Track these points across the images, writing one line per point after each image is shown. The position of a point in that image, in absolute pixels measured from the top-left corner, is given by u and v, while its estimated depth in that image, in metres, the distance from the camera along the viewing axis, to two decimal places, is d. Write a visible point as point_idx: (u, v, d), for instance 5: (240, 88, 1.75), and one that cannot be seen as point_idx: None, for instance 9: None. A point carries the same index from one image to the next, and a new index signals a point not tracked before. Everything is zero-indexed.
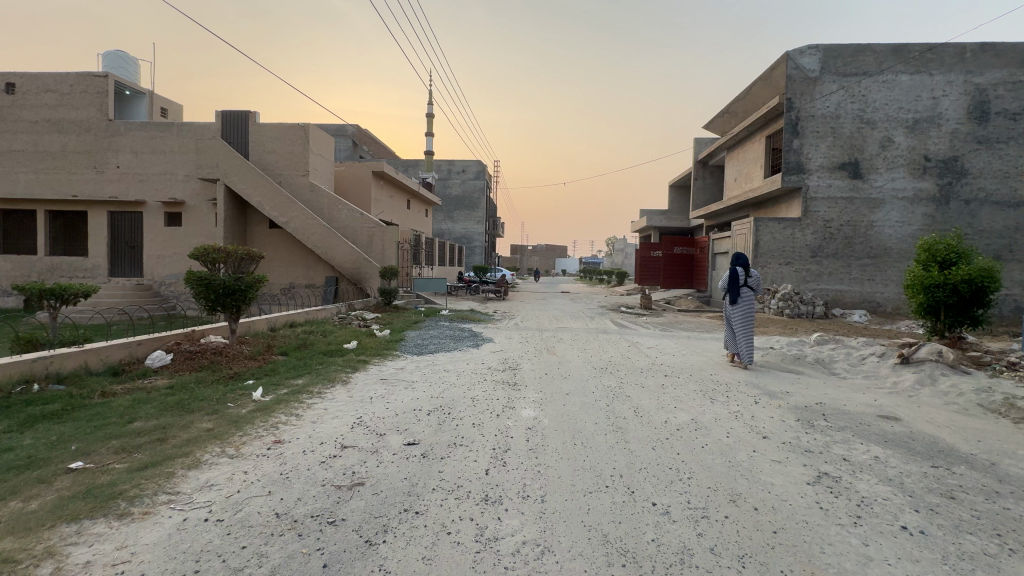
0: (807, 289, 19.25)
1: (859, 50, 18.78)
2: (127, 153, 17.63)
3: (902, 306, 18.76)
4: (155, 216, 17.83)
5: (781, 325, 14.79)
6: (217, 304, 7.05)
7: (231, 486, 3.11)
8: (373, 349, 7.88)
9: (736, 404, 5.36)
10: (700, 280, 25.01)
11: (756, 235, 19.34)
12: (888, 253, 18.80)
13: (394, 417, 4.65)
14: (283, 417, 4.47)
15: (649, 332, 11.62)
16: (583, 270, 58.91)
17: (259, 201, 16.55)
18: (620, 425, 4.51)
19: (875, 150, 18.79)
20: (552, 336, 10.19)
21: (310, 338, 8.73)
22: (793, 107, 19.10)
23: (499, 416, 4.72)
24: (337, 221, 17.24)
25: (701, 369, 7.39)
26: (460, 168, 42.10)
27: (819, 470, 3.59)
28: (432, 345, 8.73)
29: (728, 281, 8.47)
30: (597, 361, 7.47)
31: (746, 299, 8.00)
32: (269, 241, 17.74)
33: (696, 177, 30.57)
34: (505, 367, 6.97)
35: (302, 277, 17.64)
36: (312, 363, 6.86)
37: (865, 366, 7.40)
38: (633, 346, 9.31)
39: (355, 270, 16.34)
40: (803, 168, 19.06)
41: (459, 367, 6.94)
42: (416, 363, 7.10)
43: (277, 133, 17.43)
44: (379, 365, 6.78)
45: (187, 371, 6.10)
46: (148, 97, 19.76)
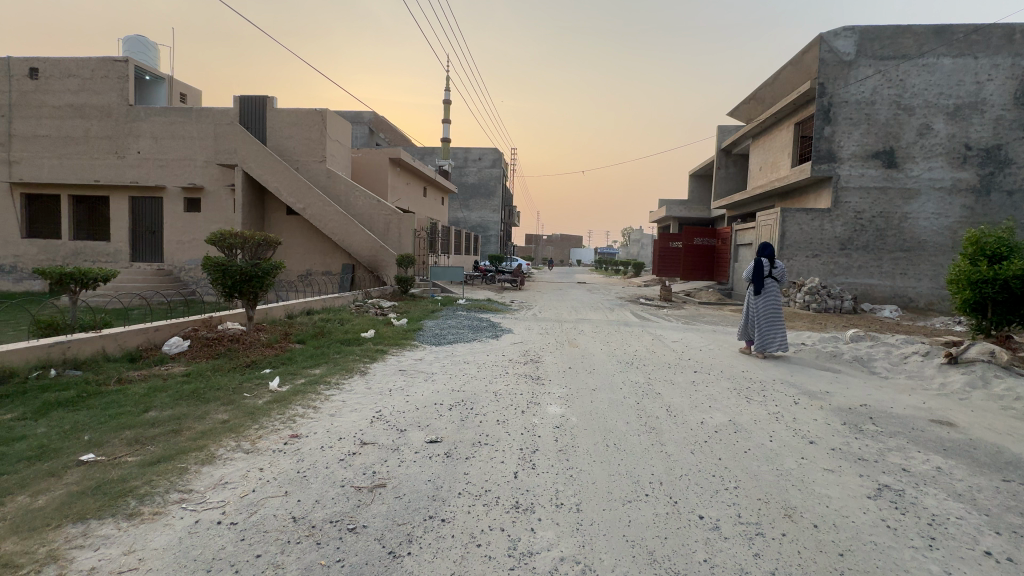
0: (834, 283, 18.60)
1: (898, 32, 17.82)
2: (147, 138, 17.69)
3: (935, 301, 18.03)
4: (174, 202, 17.91)
5: (809, 320, 14.30)
6: (234, 290, 6.93)
7: (246, 485, 2.93)
8: (391, 338, 7.71)
9: (775, 404, 5.04)
10: (722, 272, 24.41)
11: (782, 226, 18.69)
12: (922, 246, 18.01)
13: (414, 411, 4.44)
14: (300, 409, 4.29)
15: (672, 325, 11.26)
16: (600, 260, 58.25)
17: (277, 188, 16.48)
18: (654, 426, 4.24)
19: (912, 138, 17.91)
20: (573, 328, 9.91)
21: (327, 326, 8.60)
22: (825, 93, 18.28)
23: (524, 412, 4.48)
24: (354, 208, 17.11)
25: (731, 365, 7.06)
26: (476, 156, 41.64)
27: (879, 481, 3.28)
28: (450, 335, 8.54)
29: (752, 272, 8.22)
30: (622, 355, 7.19)
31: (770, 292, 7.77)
32: (286, 228, 17.70)
33: (719, 166, 29.73)
34: (527, 360, 6.72)
35: (318, 264, 17.60)
36: (330, 352, 6.70)
37: (907, 366, 6.99)
38: (657, 340, 8.99)
39: (372, 257, 16.23)
40: (834, 157, 18.28)
41: (480, 359, 6.72)
42: (436, 353, 6.91)
43: (294, 118, 17.29)
44: (398, 356, 6.60)
45: (204, 359, 5.98)
46: (167, 82, 19.78)
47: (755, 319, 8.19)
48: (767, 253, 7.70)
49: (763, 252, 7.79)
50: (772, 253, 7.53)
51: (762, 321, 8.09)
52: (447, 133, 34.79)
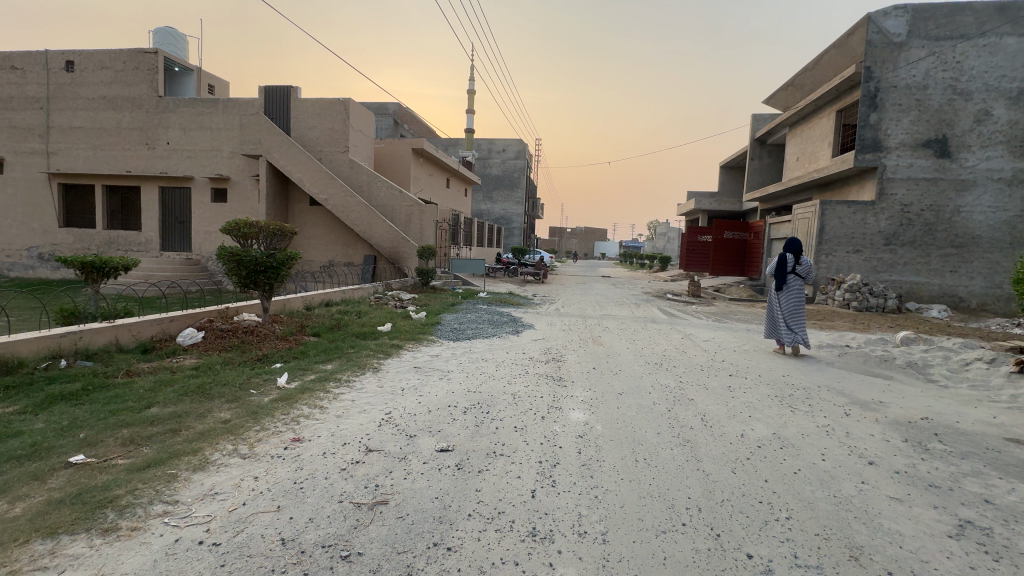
0: (876, 280, 17.55)
1: (956, 9, 16.50)
2: (176, 129, 17.93)
3: (989, 301, 16.82)
4: (202, 192, 18.16)
5: (850, 319, 13.46)
6: (249, 281, 6.78)
7: (237, 497, 2.68)
8: (407, 333, 7.46)
9: (823, 416, 4.54)
10: (753, 267, 23.43)
11: (821, 219, 17.70)
12: (976, 242, 16.77)
13: (426, 413, 4.14)
14: (306, 409, 4.04)
15: (702, 323, 10.70)
16: (624, 254, 57.19)
17: (300, 178, 16.47)
18: (688, 437, 3.82)
19: (968, 126, 16.64)
20: (597, 325, 9.48)
21: (344, 319, 8.42)
22: (872, 77, 17.11)
23: (544, 418, 4.13)
24: (376, 199, 16.98)
25: (769, 368, 6.55)
26: (500, 147, 41.17)
27: (959, 516, 2.79)
28: (469, 329, 8.25)
29: (776, 269, 8.55)
30: (650, 356, 6.76)
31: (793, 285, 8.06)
32: (309, 219, 17.72)
33: (752, 156, 28.52)
34: (548, 358, 6.36)
35: (341, 255, 17.58)
36: (343, 346, 6.48)
37: (969, 374, 6.33)
38: (687, 339, 8.50)
39: (393, 249, 16.08)
40: (880, 146, 17.15)
41: (499, 356, 6.39)
42: (454, 349, 6.63)
43: (317, 108, 17.22)
44: (413, 351, 6.33)
45: (216, 352, 5.83)
46: (196, 74, 20.02)
47: (778, 313, 8.40)
48: (791, 249, 8.08)
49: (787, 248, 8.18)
50: (796, 247, 7.92)
51: (785, 315, 8.29)
52: (471, 123, 34.44)
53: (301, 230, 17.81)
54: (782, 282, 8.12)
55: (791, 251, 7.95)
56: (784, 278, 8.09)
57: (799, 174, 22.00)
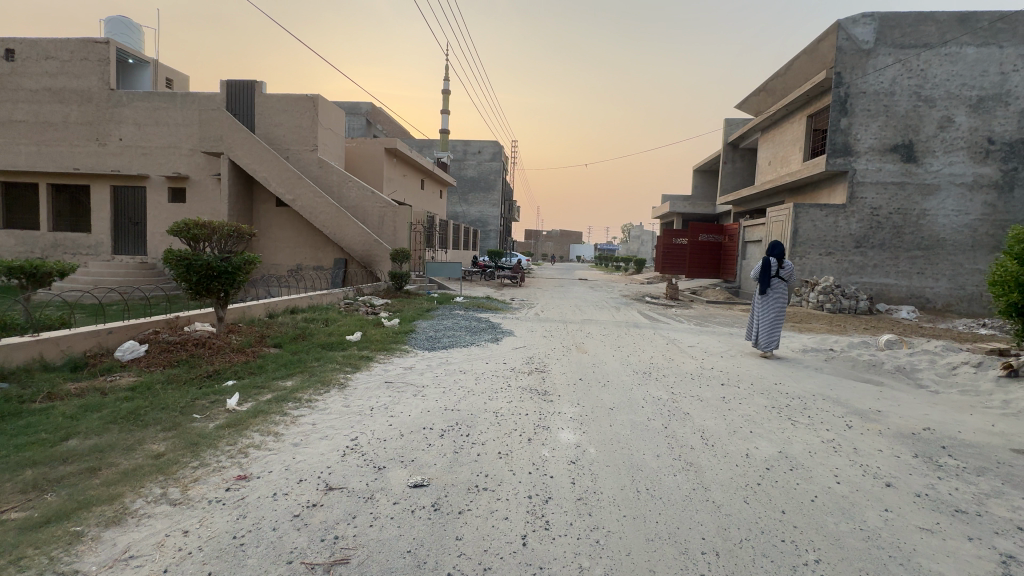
0: (848, 282, 17.84)
1: (920, 19, 16.99)
2: (130, 125, 16.80)
3: (954, 302, 17.30)
4: (158, 192, 17.06)
5: (827, 321, 13.55)
6: (200, 287, 6.13)
7: (159, 561, 2.15)
8: (378, 342, 6.91)
9: (826, 429, 4.26)
10: (729, 270, 23.63)
11: (795, 222, 17.91)
12: (941, 245, 17.25)
13: (398, 438, 3.66)
14: (257, 437, 3.50)
15: (685, 327, 10.49)
16: (600, 256, 57.51)
17: (265, 177, 15.61)
18: (690, 460, 3.46)
19: (932, 132, 17.12)
20: (579, 330, 9.14)
21: (310, 327, 7.80)
22: (842, 83, 17.45)
23: (531, 441, 3.71)
24: (347, 201, 16.28)
25: (760, 375, 6.32)
26: (476, 149, 40.70)
27: (999, 549, 2.50)
28: (445, 337, 7.76)
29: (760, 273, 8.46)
30: (638, 364, 6.43)
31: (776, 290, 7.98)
32: (275, 221, 16.85)
33: (725, 160, 28.91)
34: (531, 369, 5.93)
35: (309, 259, 16.78)
36: (307, 359, 5.91)
37: (958, 379, 6.21)
38: (672, 344, 8.23)
39: (365, 252, 15.42)
40: (850, 150, 17.48)
41: (478, 368, 5.93)
42: (429, 361, 6.14)
43: (284, 105, 16.42)
44: (384, 364, 5.82)
45: (159, 368, 5.18)
46: (152, 67, 18.87)
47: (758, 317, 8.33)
48: (776, 252, 7.98)
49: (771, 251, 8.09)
50: (780, 251, 7.81)
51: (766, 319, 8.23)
52: (446, 124, 33.89)
53: (267, 232, 16.92)
54: (765, 286, 8.03)
55: (775, 255, 7.83)
56: (768, 282, 7.99)
57: (772, 177, 22.33)
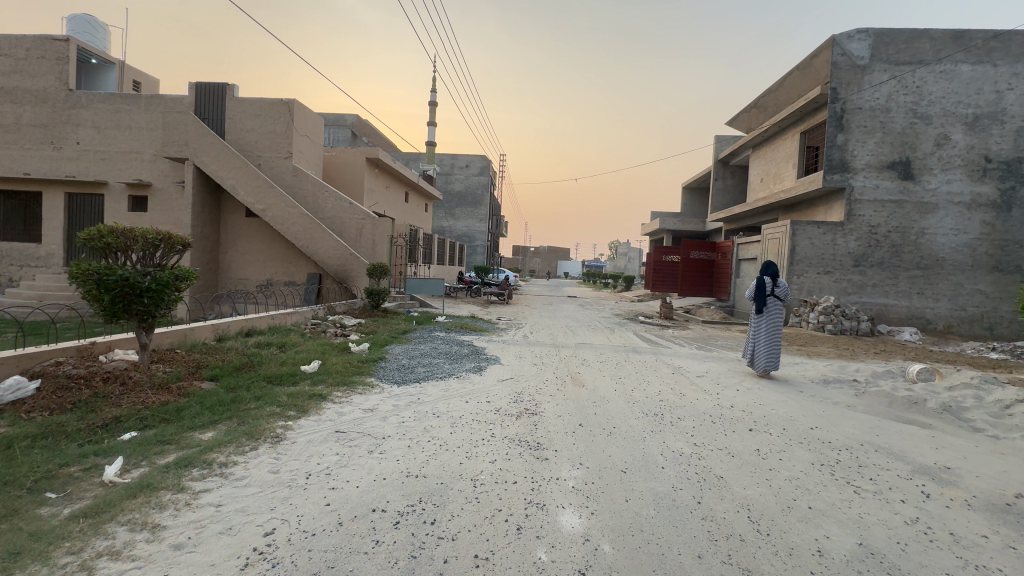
0: (847, 302, 17.19)
1: (914, 36, 16.78)
2: (89, 128, 15.61)
3: (955, 323, 16.74)
4: (118, 200, 15.79)
5: (833, 344, 12.77)
6: (114, 308, 4.98)
7: None
8: (336, 374, 5.78)
9: (902, 502, 3.30)
10: (722, 288, 22.97)
11: (792, 239, 17.30)
12: (941, 264, 16.74)
13: (335, 530, 2.59)
14: (119, 538, 2.39)
15: (688, 352, 9.57)
16: (588, 274, 56.84)
17: (233, 185, 14.49)
18: (748, 565, 2.44)
19: (929, 149, 16.77)
20: (573, 357, 8.13)
21: (261, 354, 6.67)
22: (838, 98, 17.09)
23: (522, 531, 2.67)
24: (323, 212, 15.21)
25: (788, 414, 5.39)
26: (464, 163, 40.05)
27: None
28: (420, 366, 6.70)
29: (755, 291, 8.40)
30: (645, 402, 5.45)
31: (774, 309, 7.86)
32: (245, 232, 15.65)
33: (716, 177, 28.60)
34: (520, 411, 4.89)
35: (281, 273, 15.58)
36: (246, 397, 4.80)
37: (1016, 420, 5.30)
38: (679, 374, 7.28)
39: (340, 267, 14.33)
40: (847, 167, 17.03)
41: (455, 410, 4.86)
42: (396, 400, 5.05)
43: (257, 109, 15.41)
44: (338, 406, 4.72)
45: (44, 414, 4.03)
46: (118, 68, 17.76)
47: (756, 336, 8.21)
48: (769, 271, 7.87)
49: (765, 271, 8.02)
50: (774, 270, 7.69)
51: (764, 338, 8.10)
52: (433, 137, 33.14)
53: (235, 245, 15.70)
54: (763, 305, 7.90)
55: (770, 274, 7.71)
56: (765, 301, 7.88)
57: (765, 194, 21.90)
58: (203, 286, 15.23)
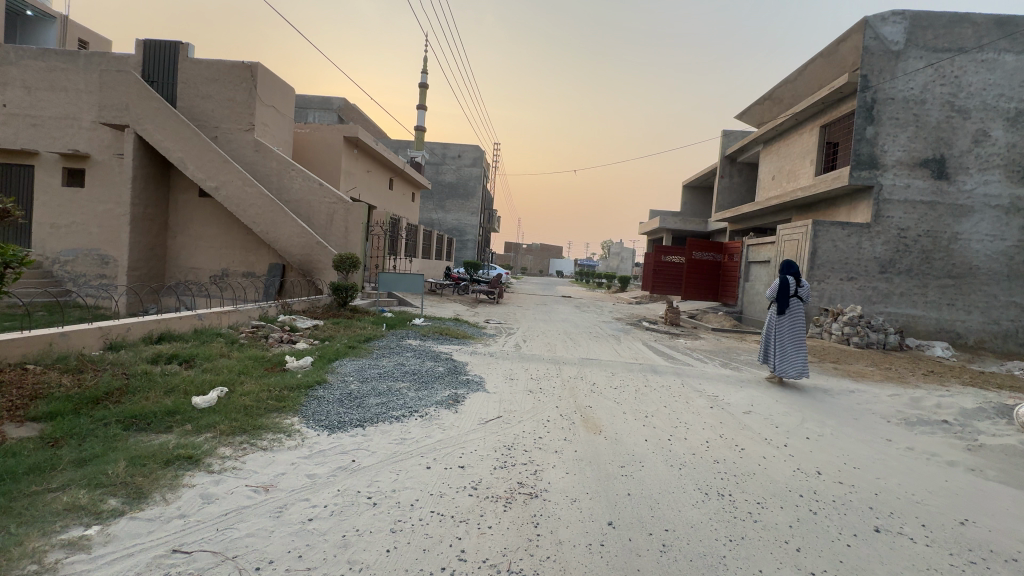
0: (872, 312, 15.61)
1: (954, 21, 15.21)
2: (16, 88, 13.39)
3: (987, 338, 15.21)
4: (50, 173, 13.56)
5: (870, 362, 11.10)
6: None
7: None
8: (239, 412, 3.88)
9: None
10: (729, 293, 21.27)
11: (814, 241, 15.67)
12: (974, 273, 15.21)
13: None
14: None
15: (716, 372, 7.82)
16: (581, 274, 55.17)
17: (181, 158, 12.45)
18: None
19: (966, 146, 15.22)
20: (580, 380, 6.30)
21: (147, 373, 4.75)
22: (869, 87, 15.47)
23: None
24: (288, 194, 13.22)
25: (908, 491, 3.62)
26: (456, 153, 38.14)
27: None
28: (375, 395, 4.88)
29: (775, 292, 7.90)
30: (694, 468, 3.67)
31: (795, 310, 7.41)
32: (198, 214, 13.59)
33: (722, 175, 27.01)
34: (509, 491, 3.06)
35: (238, 262, 13.55)
36: (57, 462, 2.90)
37: None
38: (719, 409, 5.55)
39: (304, 256, 12.41)
40: (876, 163, 15.44)
41: (405, 489, 3.01)
42: (315, 468, 3.19)
43: (214, 73, 13.38)
44: (209, 484, 2.85)
45: None
46: (60, 23, 15.59)
47: (774, 338, 7.74)
48: (790, 271, 7.48)
49: (788, 270, 7.61)
50: (796, 270, 7.29)
51: (783, 341, 7.63)
52: (422, 122, 31.06)
53: (186, 229, 13.64)
54: (785, 307, 7.44)
55: (792, 273, 7.31)
56: (787, 301, 7.40)
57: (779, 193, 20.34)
58: (146, 275, 13.17)
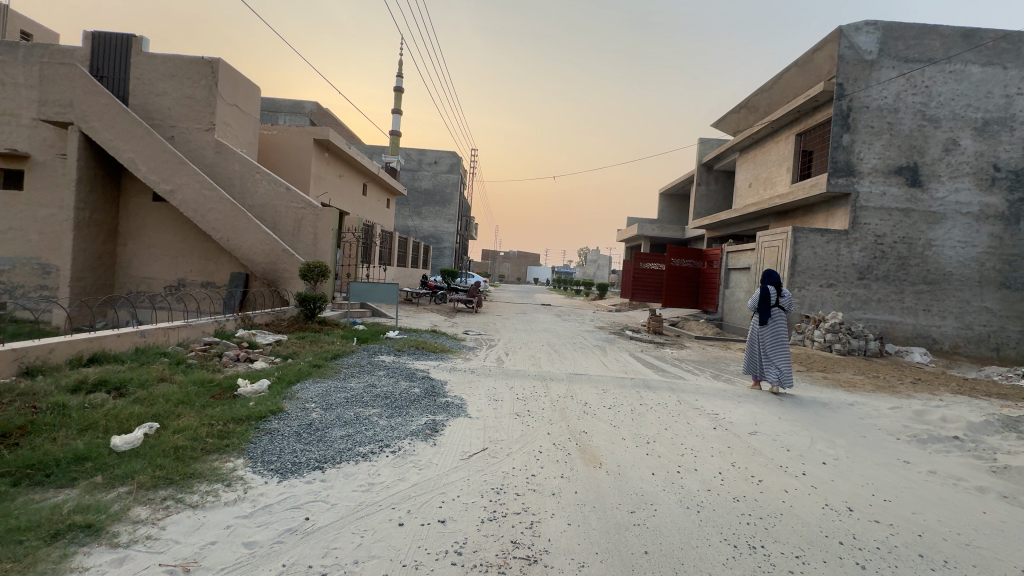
0: (852, 319, 15.63)
1: (924, 32, 15.51)
2: None
3: (961, 344, 15.38)
4: None
5: (856, 370, 10.92)
6: None
7: None
8: (168, 457, 3.18)
9: None
10: (709, 299, 21.17)
11: (794, 248, 15.65)
12: (948, 279, 15.40)
13: None
14: None
15: (710, 386, 7.39)
16: (560, 281, 54.95)
17: (132, 159, 11.47)
18: None
19: (937, 154, 15.46)
20: (570, 400, 5.74)
21: (61, 406, 3.95)
22: (844, 95, 15.63)
23: None
24: (251, 198, 12.36)
25: (953, 530, 3.19)
26: (432, 159, 37.48)
27: None
28: (339, 425, 4.20)
29: (757, 302, 7.70)
30: (715, 510, 3.15)
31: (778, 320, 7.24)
32: (152, 220, 12.59)
33: (699, 182, 27.15)
34: (503, 556, 2.47)
35: (197, 271, 12.55)
36: None
37: None
38: (723, 431, 5.08)
39: (269, 265, 11.57)
40: (852, 170, 15.55)
41: (371, 559, 2.38)
42: (256, 533, 2.52)
43: (170, 69, 12.45)
44: (108, 567, 2.16)
45: None
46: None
47: (756, 348, 7.62)
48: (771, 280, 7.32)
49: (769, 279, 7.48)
50: (777, 280, 7.17)
51: (765, 352, 7.51)
52: (398, 126, 30.36)
53: (139, 235, 12.60)
54: (766, 317, 7.31)
55: (773, 283, 7.17)
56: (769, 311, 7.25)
57: (756, 200, 20.44)
58: (92, 286, 12.06)
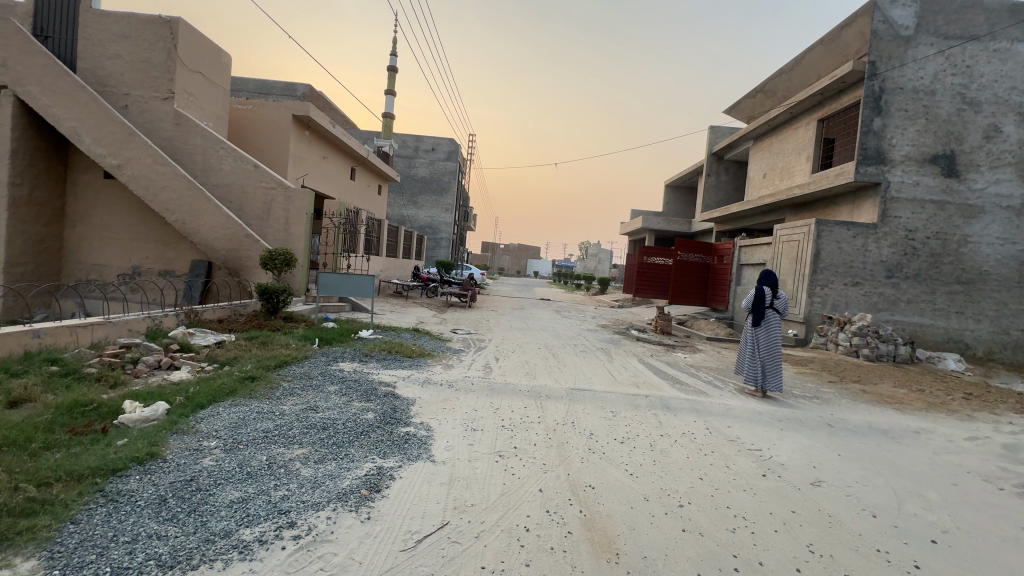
0: (878, 321, 14.31)
1: (966, 6, 14.03)
2: None
3: (997, 350, 14.05)
4: None
5: (896, 381, 9.60)
6: None
7: None
8: None
9: None
10: (719, 297, 19.83)
11: (817, 243, 14.29)
12: (984, 279, 14.04)
13: None
14: None
15: (741, 406, 6.07)
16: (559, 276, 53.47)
17: (75, 129, 10.10)
18: None
19: (977, 142, 14.05)
20: (570, 430, 4.43)
21: None
22: (876, 74, 14.18)
23: None
24: (215, 176, 11.00)
25: None
26: (429, 146, 35.95)
27: None
28: (234, 483, 2.85)
29: (752, 302, 6.94)
30: None
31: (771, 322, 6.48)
32: (104, 200, 11.25)
33: (709, 172, 25.71)
34: None
35: (153, 257, 11.21)
36: None
37: None
38: (779, 481, 3.76)
39: (231, 251, 10.26)
40: (883, 158, 14.15)
41: None
42: None
43: (124, 29, 11.02)
44: None
45: None
46: None
47: (747, 350, 6.94)
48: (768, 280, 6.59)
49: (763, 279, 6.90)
50: (774, 278, 6.54)
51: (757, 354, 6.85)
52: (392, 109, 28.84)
53: (89, 217, 11.28)
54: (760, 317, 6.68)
55: (769, 282, 6.54)
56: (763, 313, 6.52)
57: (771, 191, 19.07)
58: (35, 273, 10.76)
